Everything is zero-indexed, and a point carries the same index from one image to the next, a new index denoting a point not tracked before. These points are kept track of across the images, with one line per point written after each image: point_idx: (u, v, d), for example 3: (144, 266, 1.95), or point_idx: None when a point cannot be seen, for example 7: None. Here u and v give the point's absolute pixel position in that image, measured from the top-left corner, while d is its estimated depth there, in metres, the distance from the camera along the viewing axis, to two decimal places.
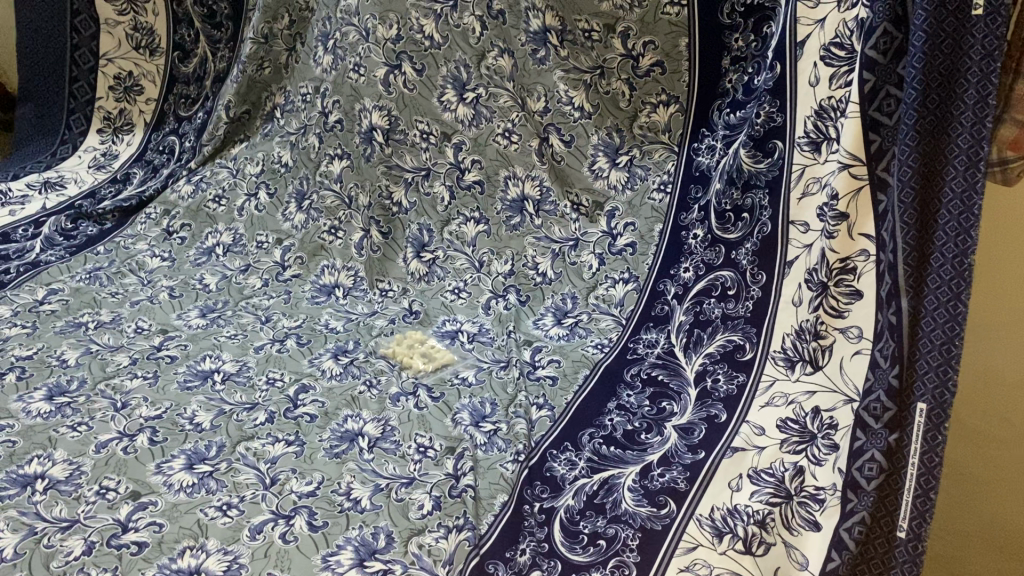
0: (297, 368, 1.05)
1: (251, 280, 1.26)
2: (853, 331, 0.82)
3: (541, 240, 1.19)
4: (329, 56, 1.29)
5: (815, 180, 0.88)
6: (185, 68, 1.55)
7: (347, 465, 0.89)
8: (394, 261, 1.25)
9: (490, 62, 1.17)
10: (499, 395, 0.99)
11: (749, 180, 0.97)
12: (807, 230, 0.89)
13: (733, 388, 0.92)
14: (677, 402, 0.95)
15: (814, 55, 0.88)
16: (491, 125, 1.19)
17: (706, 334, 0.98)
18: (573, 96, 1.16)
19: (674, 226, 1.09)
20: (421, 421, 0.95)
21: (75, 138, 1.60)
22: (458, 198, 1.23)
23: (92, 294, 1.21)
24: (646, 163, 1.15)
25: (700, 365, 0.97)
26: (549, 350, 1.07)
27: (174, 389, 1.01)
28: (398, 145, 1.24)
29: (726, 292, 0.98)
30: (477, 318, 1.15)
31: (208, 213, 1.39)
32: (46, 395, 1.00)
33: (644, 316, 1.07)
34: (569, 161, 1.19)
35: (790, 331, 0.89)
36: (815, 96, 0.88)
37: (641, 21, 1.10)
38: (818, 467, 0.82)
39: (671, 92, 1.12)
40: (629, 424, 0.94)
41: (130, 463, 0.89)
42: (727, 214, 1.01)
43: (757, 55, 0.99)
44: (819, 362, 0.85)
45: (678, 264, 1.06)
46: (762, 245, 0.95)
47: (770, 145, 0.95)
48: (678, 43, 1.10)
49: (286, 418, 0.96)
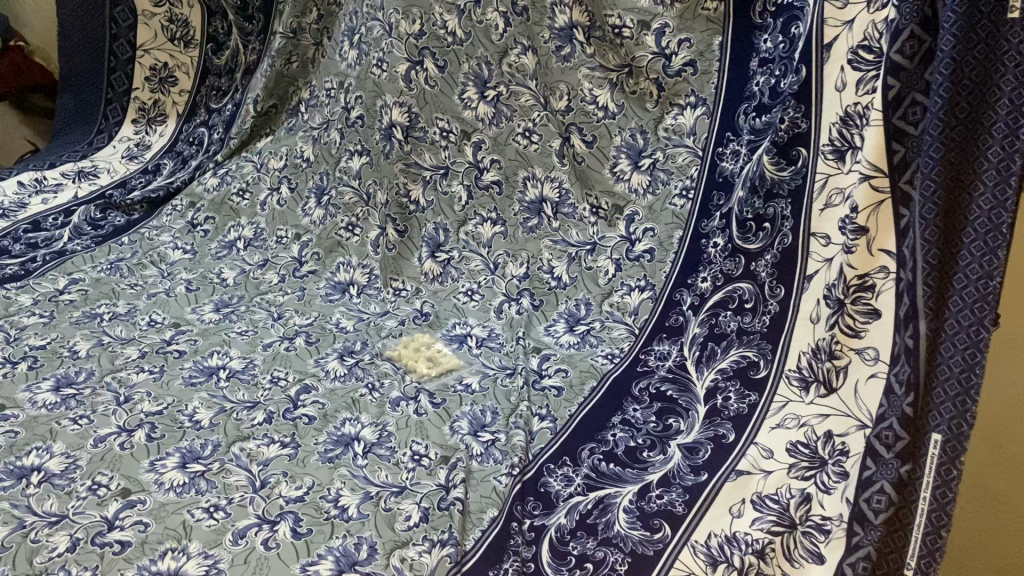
0: (301, 367, 1.04)
1: (268, 275, 1.25)
2: (870, 353, 0.79)
3: (558, 243, 1.16)
4: (354, 51, 1.27)
5: (838, 191, 0.84)
6: (218, 61, 1.56)
7: (339, 471, 0.87)
8: (408, 260, 1.23)
9: (513, 60, 1.14)
10: (501, 404, 0.96)
11: (772, 188, 0.92)
12: (828, 243, 0.85)
13: (744, 407, 0.88)
14: (684, 419, 0.90)
15: (841, 57, 0.83)
16: (511, 124, 1.16)
17: (720, 349, 0.94)
18: (597, 95, 1.11)
19: (694, 233, 1.05)
20: (419, 427, 0.92)
21: (111, 127, 1.61)
22: (475, 198, 1.20)
23: (111, 285, 1.22)
24: (669, 167, 1.09)
25: (712, 381, 0.92)
26: (557, 359, 1.04)
27: (178, 385, 1.01)
28: (417, 143, 1.22)
29: (743, 305, 0.94)
30: (488, 322, 1.13)
31: (232, 207, 1.39)
32: (53, 386, 1.00)
33: (658, 327, 1.03)
34: (590, 162, 1.13)
35: (806, 350, 0.86)
36: (841, 102, 0.84)
37: (680, 16, 1.02)
38: (826, 495, 0.77)
39: (699, 93, 1.05)
40: (632, 440, 0.89)
41: (125, 459, 0.89)
42: (749, 223, 0.96)
43: (784, 57, 0.92)
44: (833, 384, 0.82)
45: (696, 273, 1.02)
46: (782, 258, 0.90)
47: (794, 152, 0.90)
48: (712, 41, 1.02)
49: (285, 419, 0.94)
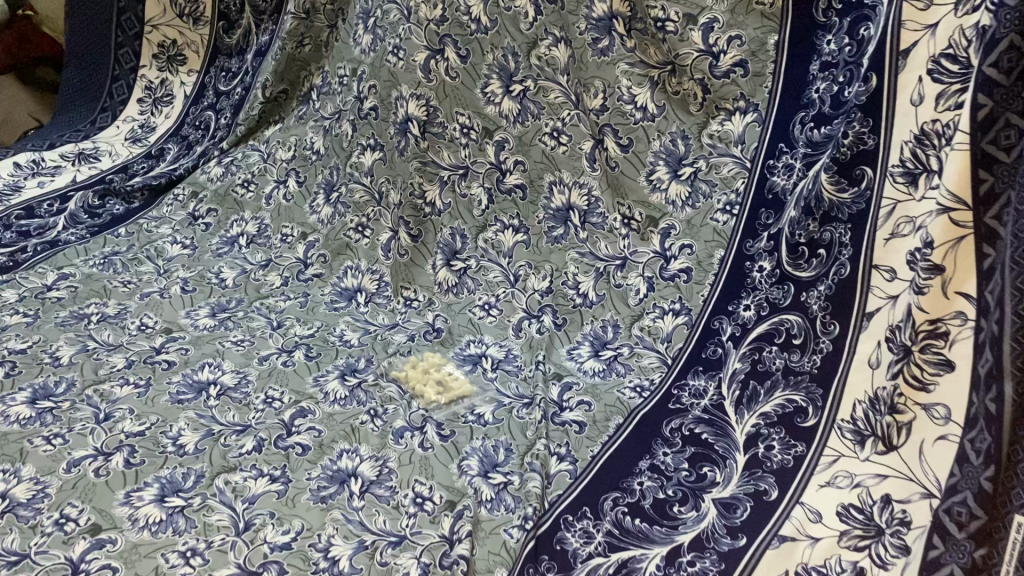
0: (299, 387, 0.95)
1: (270, 277, 1.16)
2: (939, 411, 0.68)
3: (586, 256, 1.06)
4: (369, 35, 1.16)
5: (907, 220, 0.73)
6: (229, 40, 1.47)
7: (332, 514, 0.78)
8: (421, 267, 1.13)
9: (543, 52, 1.03)
10: (516, 440, 0.86)
11: (829, 211, 0.82)
12: (893, 278, 0.74)
13: (789, 460, 0.77)
14: (720, 470, 0.80)
15: (919, 66, 0.73)
16: (538, 123, 1.06)
17: (763, 390, 0.83)
18: (635, 95, 1.00)
19: (737, 255, 0.94)
20: (423, 465, 0.83)
21: (116, 106, 1.52)
22: (496, 203, 1.11)
23: (103, 282, 1.14)
24: (712, 178, 0.98)
25: (753, 427, 0.82)
26: (580, 390, 0.93)
27: (164, 402, 0.92)
28: (435, 140, 1.12)
29: (791, 341, 0.83)
30: (505, 341, 1.03)
31: (236, 199, 1.30)
32: (29, 398, 0.92)
33: (694, 358, 0.92)
34: (624, 168, 1.03)
35: (863, 399, 0.75)
36: (917, 118, 0.73)
37: (730, 11, 0.91)
38: (882, 571, 0.67)
39: (750, 98, 0.94)
40: (661, 491, 0.79)
41: (98, 488, 0.81)
42: (801, 248, 0.85)
43: (850, 62, 0.81)
44: (892, 441, 0.72)
45: (738, 300, 0.91)
46: (838, 291, 0.80)
47: (856, 171, 0.79)
48: (767, 40, 0.91)
49: (275, 448, 0.85)
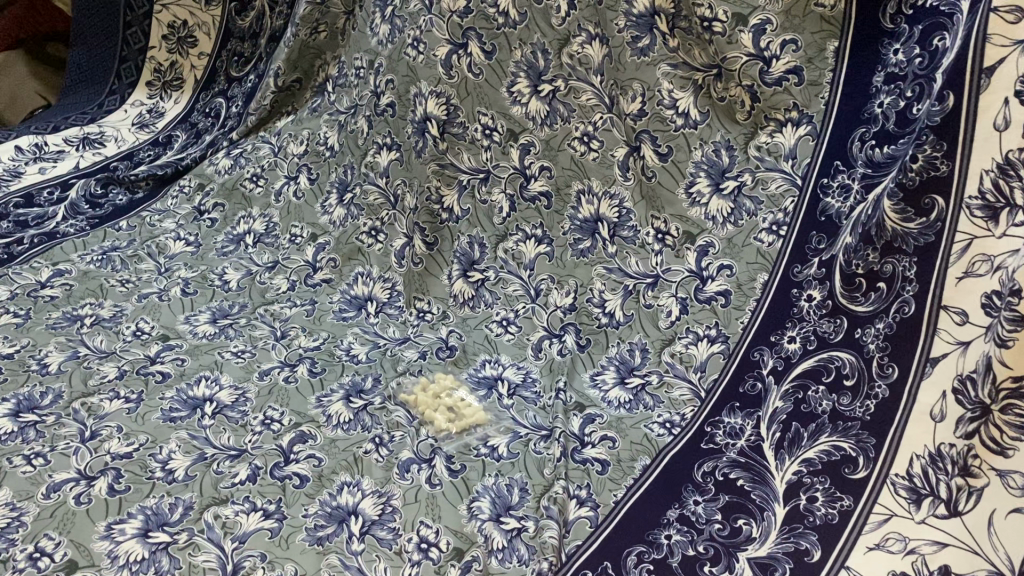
0: (301, 408, 0.88)
1: (276, 281, 1.10)
2: (1018, 480, 0.60)
3: (614, 272, 0.98)
4: (387, 25, 1.10)
5: (984, 258, 0.66)
6: (242, 22, 1.40)
7: (328, 558, 0.71)
8: (436, 278, 1.06)
9: (575, 50, 0.97)
10: (533, 479, 0.79)
11: (893, 241, 0.74)
12: (965, 322, 0.66)
13: (834, 515, 0.68)
14: (757, 522, 0.71)
15: (1005, 87, 0.65)
16: (568, 127, 1.00)
17: (807, 434, 0.75)
18: (677, 99, 0.94)
19: (782, 281, 0.86)
20: (429, 505, 0.76)
21: (124, 88, 1.46)
22: (518, 211, 1.04)
23: (100, 281, 1.07)
24: (758, 195, 0.90)
25: (795, 475, 0.73)
26: (603, 423, 0.86)
27: (155, 420, 0.85)
28: (455, 141, 1.06)
29: (841, 381, 0.75)
30: (523, 362, 0.96)
31: (243, 194, 1.23)
32: (11, 410, 0.85)
33: (729, 393, 0.83)
34: (662, 178, 0.96)
35: (922, 454, 0.66)
36: (1000, 144, 0.66)
37: (785, 12, 0.85)
38: None
39: (804, 109, 0.87)
40: (690, 547, 0.71)
41: (78, 518, 0.74)
42: (857, 279, 0.77)
43: (920, 76, 0.75)
44: (956, 506, 0.63)
45: (781, 332, 0.83)
46: (899, 330, 0.71)
47: (925, 201, 0.71)
48: (826, 45, 0.84)
49: (271, 479, 0.79)
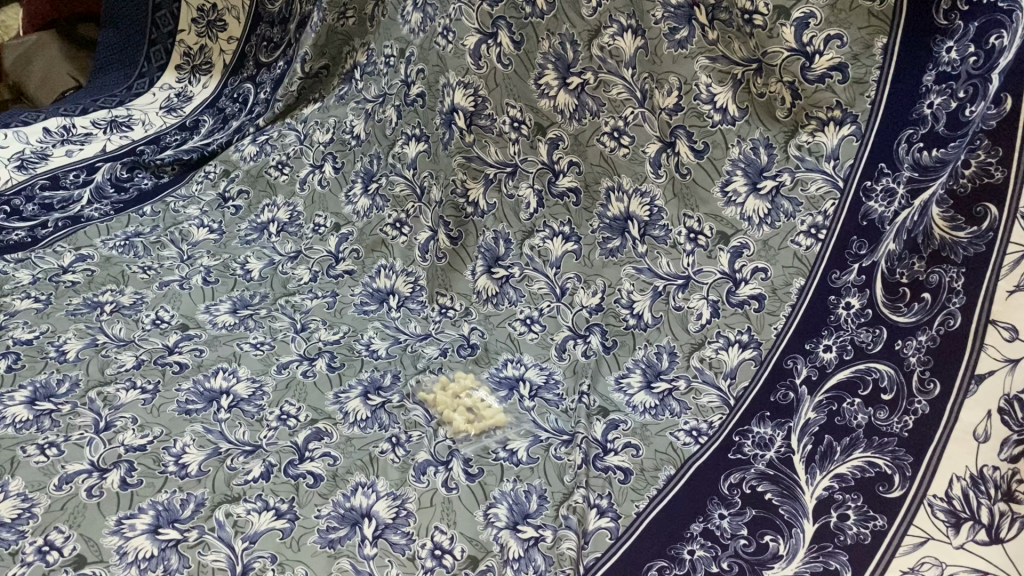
0: (318, 404, 0.86)
1: (299, 271, 1.09)
2: None
3: (643, 272, 0.95)
4: (417, 14, 1.08)
5: None
6: (272, 7, 1.38)
7: (339, 562, 0.69)
8: (460, 273, 1.05)
9: (605, 42, 0.94)
10: (552, 486, 0.77)
11: (940, 250, 0.70)
12: (1015, 339, 0.63)
13: (866, 535, 0.65)
14: (784, 540, 0.68)
15: None
16: (596, 121, 0.98)
17: (840, 448, 0.71)
18: (716, 93, 0.90)
19: (819, 287, 0.82)
20: (445, 509, 0.74)
21: (152, 71, 1.44)
22: (546, 207, 1.02)
23: (122, 267, 1.06)
24: (797, 196, 0.86)
25: (826, 491, 0.69)
26: (626, 430, 0.83)
27: (171, 412, 0.84)
28: (482, 134, 1.04)
29: (878, 395, 0.71)
30: (547, 363, 0.94)
31: (269, 181, 1.21)
32: (28, 398, 0.83)
33: (760, 402, 0.80)
34: (697, 175, 0.93)
35: (963, 476, 0.63)
36: None
37: (831, 6, 0.81)
38: None
39: (848, 108, 0.83)
40: (714, 563, 0.68)
41: (89, 512, 0.72)
42: (901, 288, 0.73)
43: (975, 76, 0.71)
44: (998, 533, 0.60)
45: (817, 339, 0.80)
46: (944, 345, 0.68)
47: (978, 209, 0.68)
48: (873, 42, 0.80)
49: (284, 477, 0.77)
